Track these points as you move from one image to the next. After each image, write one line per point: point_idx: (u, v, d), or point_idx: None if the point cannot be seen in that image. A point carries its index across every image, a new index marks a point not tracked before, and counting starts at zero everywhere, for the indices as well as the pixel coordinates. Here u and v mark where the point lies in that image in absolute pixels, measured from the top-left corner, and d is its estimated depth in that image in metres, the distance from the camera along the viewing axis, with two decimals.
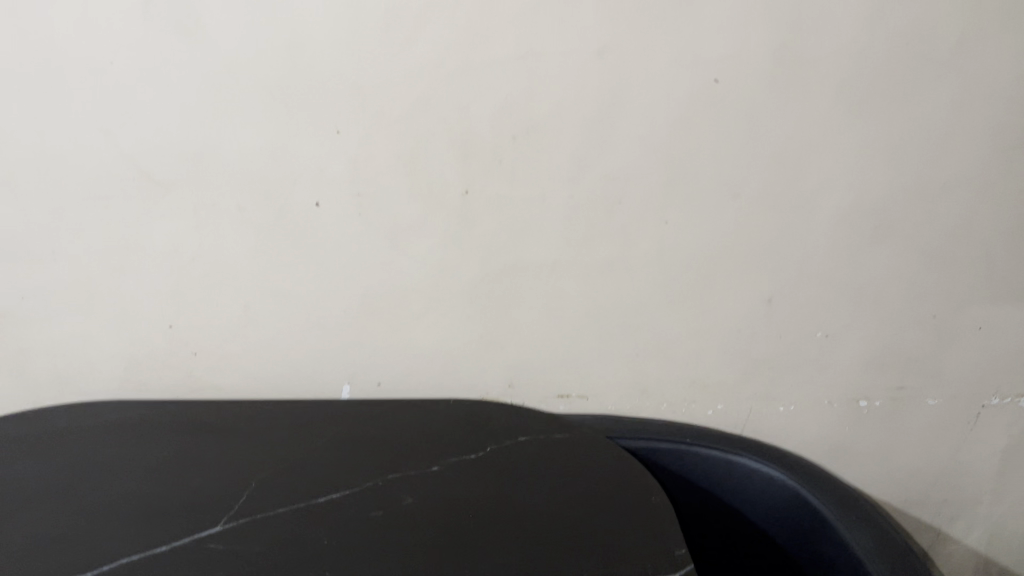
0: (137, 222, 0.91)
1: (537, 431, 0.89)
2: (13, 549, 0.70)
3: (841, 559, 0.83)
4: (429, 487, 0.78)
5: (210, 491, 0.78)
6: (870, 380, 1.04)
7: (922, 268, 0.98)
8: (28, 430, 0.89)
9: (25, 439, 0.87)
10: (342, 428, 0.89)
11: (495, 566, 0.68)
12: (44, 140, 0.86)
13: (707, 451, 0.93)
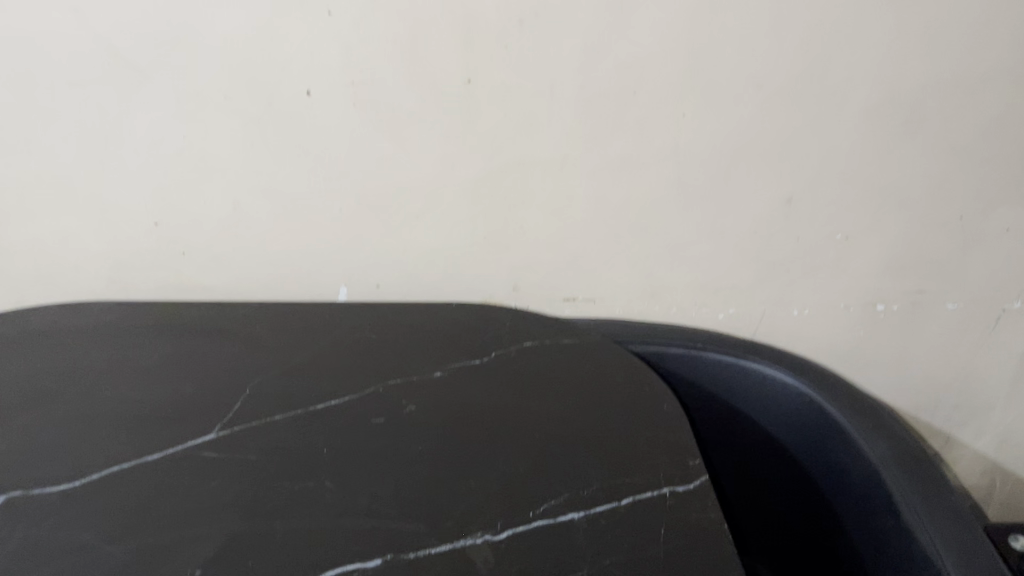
0: (114, 110, 0.84)
1: (542, 336, 0.85)
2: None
3: (854, 468, 0.80)
4: (432, 395, 0.75)
5: (203, 396, 0.74)
6: (889, 284, 1.00)
7: (953, 167, 0.92)
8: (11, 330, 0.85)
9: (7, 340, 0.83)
10: (339, 332, 0.85)
11: (501, 477, 0.65)
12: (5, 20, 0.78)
13: (718, 356, 0.89)
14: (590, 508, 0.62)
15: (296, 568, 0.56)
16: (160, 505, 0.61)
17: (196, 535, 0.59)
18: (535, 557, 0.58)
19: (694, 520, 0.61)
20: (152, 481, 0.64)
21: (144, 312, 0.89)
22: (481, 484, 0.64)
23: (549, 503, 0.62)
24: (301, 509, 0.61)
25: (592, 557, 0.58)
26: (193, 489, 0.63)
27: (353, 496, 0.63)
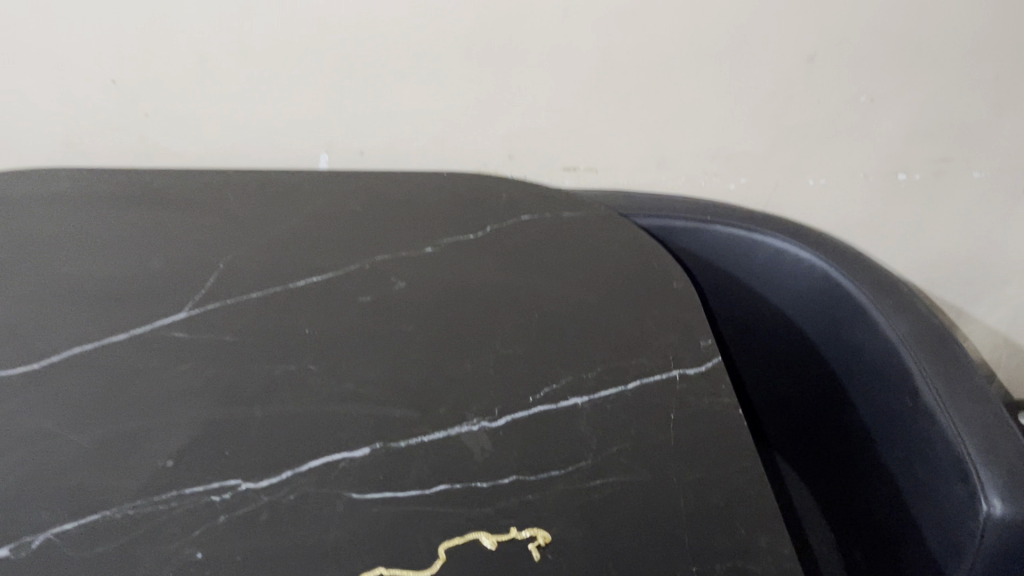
0: None
1: (542, 207, 0.78)
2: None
3: (869, 347, 0.75)
4: (423, 270, 0.69)
5: (173, 270, 0.68)
6: (914, 151, 0.93)
7: (997, 19, 0.82)
8: None
9: None
10: (320, 200, 0.78)
11: (498, 361, 0.60)
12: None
13: (726, 228, 0.84)
14: (594, 393, 0.57)
15: (277, 460, 0.52)
16: (128, 390, 0.56)
17: (167, 424, 0.54)
18: (534, 445, 0.53)
19: (706, 406, 0.56)
20: (118, 365, 0.58)
21: (102, 174, 0.80)
22: (476, 368, 0.59)
23: (549, 388, 0.58)
24: (281, 395, 0.57)
25: (597, 445, 0.54)
26: (162, 373, 0.58)
27: (338, 381, 0.58)
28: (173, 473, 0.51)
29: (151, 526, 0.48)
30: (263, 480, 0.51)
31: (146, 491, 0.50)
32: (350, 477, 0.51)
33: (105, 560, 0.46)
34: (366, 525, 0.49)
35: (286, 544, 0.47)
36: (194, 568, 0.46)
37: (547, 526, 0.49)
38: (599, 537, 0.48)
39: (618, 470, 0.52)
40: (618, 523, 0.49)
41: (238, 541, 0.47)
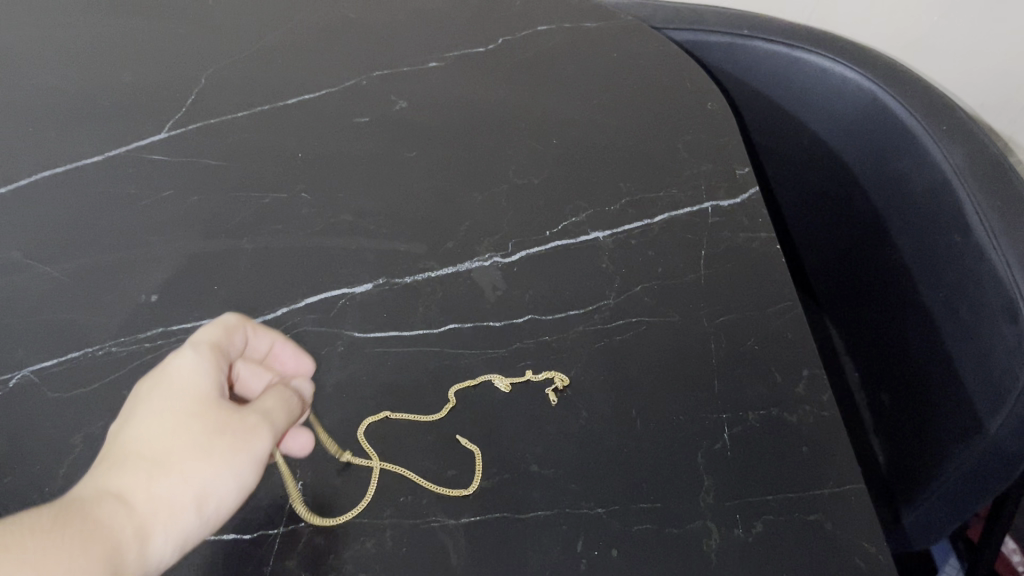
0: None
1: (561, 17, 0.69)
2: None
3: (918, 177, 0.68)
4: (429, 87, 0.62)
5: (148, 86, 0.60)
6: None
7: None
8: None
9: None
10: (307, 6, 0.68)
11: (511, 191, 0.54)
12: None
13: (763, 43, 0.77)
14: (618, 227, 0.52)
15: (271, 296, 0.48)
16: (103, 219, 0.51)
17: (149, 256, 0.49)
18: (553, 283, 0.49)
19: (741, 241, 0.51)
20: (90, 191, 0.53)
21: None
22: (487, 198, 0.54)
23: (569, 220, 0.52)
24: (273, 226, 0.51)
25: (621, 284, 0.49)
26: (138, 201, 0.52)
27: (334, 211, 0.52)
28: (156, 310, 0.47)
29: (136, 365, 0.44)
30: (256, 317, 0.47)
31: (128, 328, 0.46)
32: (352, 314, 0.47)
33: (88, 401, 0.43)
34: (368, 367, 0.45)
35: None
36: None
37: (565, 370, 0.45)
38: (621, 382, 0.44)
39: (642, 310, 0.48)
40: (644, 367, 0.45)
41: None
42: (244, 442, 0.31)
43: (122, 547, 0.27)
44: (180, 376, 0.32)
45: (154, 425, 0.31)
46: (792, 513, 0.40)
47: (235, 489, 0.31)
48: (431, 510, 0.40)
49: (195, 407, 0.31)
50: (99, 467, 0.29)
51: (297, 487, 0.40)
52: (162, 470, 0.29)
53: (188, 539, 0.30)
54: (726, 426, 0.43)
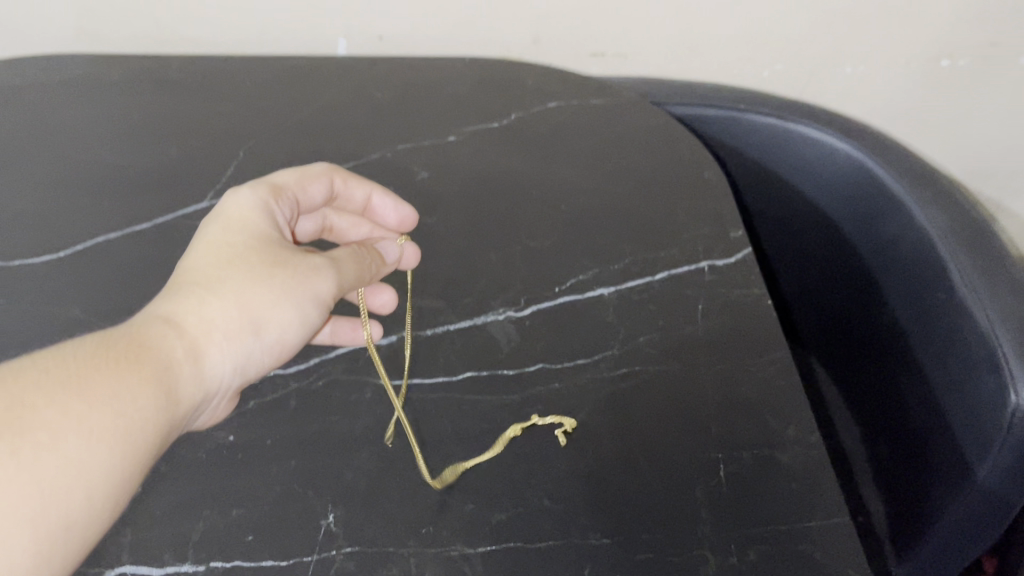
0: None
1: (568, 94, 0.75)
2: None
3: (905, 240, 0.73)
4: (448, 159, 0.67)
5: (193, 159, 0.66)
6: (960, 38, 0.88)
7: None
8: None
9: None
10: (337, 87, 0.74)
11: (524, 251, 0.59)
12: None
13: (758, 117, 0.82)
14: (621, 284, 0.56)
15: (304, 348, 0.52)
16: (152, 280, 0.56)
17: None
18: (562, 335, 0.53)
19: (735, 296, 0.56)
20: (141, 255, 0.58)
21: (108, 61, 0.76)
22: (501, 258, 0.58)
23: (576, 278, 0.57)
24: None
25: (624, 336, 0.53)
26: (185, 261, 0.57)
27: None
28: None
29: None
30: (292, 366, 0.51)
31: None
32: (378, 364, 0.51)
33: None
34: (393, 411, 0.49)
35: (314, 428, 0.48)
36: (227, 450, 0.47)
37: (574, 414, 0.49)
38: (625, 425, 0.48)
39: (644, 360, 0.52)
40: (646, 411, 0.49)
41: (267, 424, 0.48)
42: (309, 266, 0.48)
43: (179, 359, 0.42)
44: (237, 224, 0.48)
45: (210, 267, 0.45)
46: (783, 542, 0.43)
47: (293, 310, 0.46)
48: (452, 540, 0.43)
49: (253, 239, 0.47)
50: (166, 296, 0.44)
51: (329, 518, 0.44)
52: (214, 296, 0.44)
53: (250, 348, 0.45)
54: (722, 464, 0.46)
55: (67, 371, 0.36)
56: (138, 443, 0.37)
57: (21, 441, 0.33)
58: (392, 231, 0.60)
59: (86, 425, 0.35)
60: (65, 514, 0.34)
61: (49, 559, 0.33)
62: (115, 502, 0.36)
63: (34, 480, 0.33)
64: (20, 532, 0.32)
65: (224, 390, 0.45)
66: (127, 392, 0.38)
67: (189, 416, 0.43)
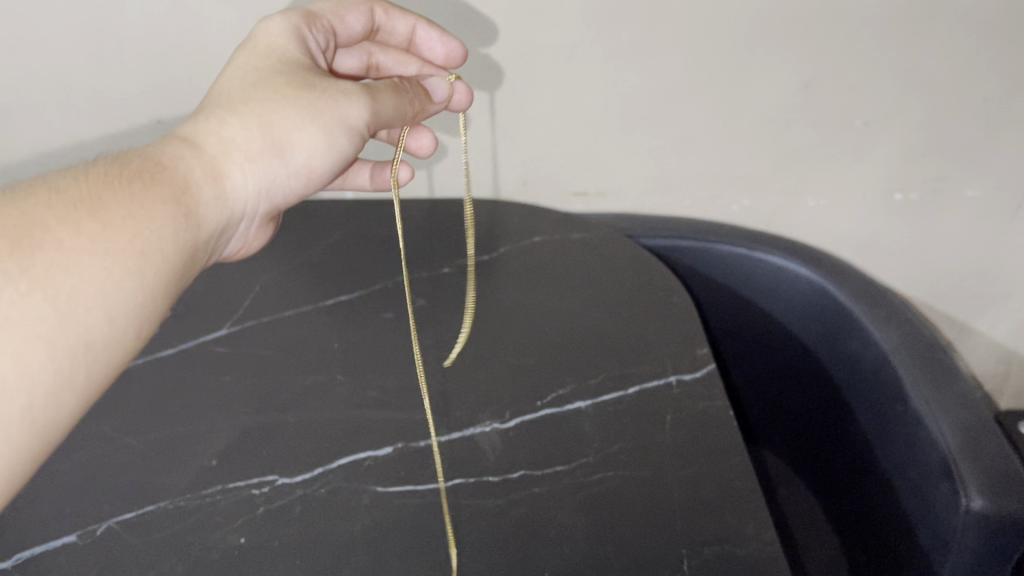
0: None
1: (552, 230, 0.84)
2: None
3: (865, 356, 0.79)
4: (444, 288, 0.75)
5: (215, 292, 0.74)
6: (908, 172, 0.98)
7: (980, 45, 0.87)
8: None
9: None
10: (347, 228, 0.83)
11: (510, 368, 0.65)
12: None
13: (726, 247, 0.89)
14: (597, 398, 0.62)
15: (309, 458, 0.58)
16: (175, 399, 0.62)
17: (212, 427, 0.60)
18: (543, 445, 0.59)
19: (699, 408, 0.61)
20: (167, 376, 0.64)
21: None
22: (489, 375, 0.65)
23: (556, 393, 0.63)
24: (314, 401, 0.62)
25: (599, 445, 0.59)
26: (205, 382, 0.64)
27: (363, 388, 0.64)
28: (217, 470, 0.57)
29: (199, 515, 0.54)
30: (298, 474, 0.57)
31: (193, 486, 0.56)
32: (375, 472, 0.57)
33: (160, 546, 0.52)
34: (388, 515, 0.54)
35: (316, 530, 0.53)
36: (238, 550, 0.52)
37: (552, 514, 0.54)
38: (597, 525, 0.53)
39: (617, 466, 0.57)
40: (617, 511, 0.54)
41: (275, 526, 0.53)
42: (337, 92, 0.58)
43: (200, 179, 0.52)
44: (269, 51, 0.60)
45: (240, 94, 0.56)
46: None
47: (318, 133, 0.57)
48: None
49: (276, 68, 0.58)
50: (200, 118, 0.55)
51: None
52: (236, 118, 0.55)
53: (275, 166, 0.56)
54: (685, 559, 0.51)
55: (83, 198, 0.44)
56: (152, 264, 0.45)
57: (35, 262, 0.40)
58: (436, 66, 0.74)
59: (99, 245, 0.42)
60: (85, 331, 0.41)
61: (71, 372, 0.40)
62: (131, 319, 0.43)
63: (48, 296, 0.39)
64: (38, 351, 0.38)
65: (254, 204, 0.57)
66: (140, 214, 0.46)
67: (223, 222, 0.54)
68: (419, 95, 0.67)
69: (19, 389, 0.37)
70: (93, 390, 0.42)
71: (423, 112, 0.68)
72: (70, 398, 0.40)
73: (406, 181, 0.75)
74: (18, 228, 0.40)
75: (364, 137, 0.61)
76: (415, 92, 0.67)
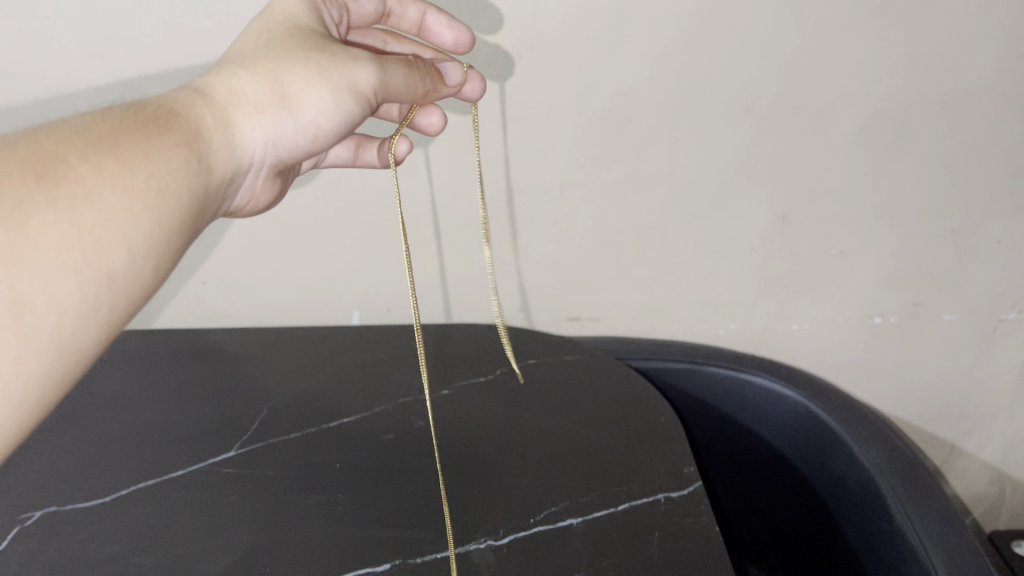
0: None
1: (546, 353, 0.88)
2: (20, 482, 0.69)
3: (850, 474, 0.82)
4: (442, 409, 0.78)
5: (224, 416, 0.77)
6: (886, 297, 1.03)
7: (941, 180, 0.94)
8: None
9: None
10: (351, 355, 0.88)
11: (504, 486, 0.68)
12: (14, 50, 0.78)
13: (714, 369, 0.93)
14: (587, 514, 0.65)
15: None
16: (183, 520, 0.65)
17: (218, 545, 0.62)
18: (534, 561, 0.61)
19: (686, 523, 0.64)
20: (176, 497, 0.67)
21: (157, 338, 0.89)
22: (484, 493, 0.68)
23: (548, 510, 0.66)
24: (316, 521, 0.65)
25: (589, 559, 0.61)
26: (214, 501, 0.67)
27: (363, 506, 0.66)
28: None
29: None
30: None
31: None
32: None
33: None
34: None
35: None
36: None
37: None
38: None
39: None
40: None
41: None
42: (347, 55, 0.58)
43: (209, 126, 0.53)
44: (284, 17, 0.60)
45: (253, 51, 0.56)
46: None
47: (326, 90, 0.57)
48: None
49: (288, 30, 0.58)
50: (211, 74, 0.56)
51: None
52: (247, 73, 0.55)
53: (281, 121, 0.57)
54: None
55: (102, 137, 0.45)
56: (168, 203, 0.46)
57: (61, 194, 0.41)
58: (447, 48, 0.72)
59: (119, 179, 0.44)
60: (109, 265, 0.42)
61: (95, 303, 0.41)
62: (149, 257, 0.44)
63: (74, 224, 0.40)
64: (68, 276, 0.40)
65: (261, 156, 0.58)
66: (155, 152, 0.47)
67: (229, 172, 0.55)
68: (434, 78, 0.67)
69: (48, 312, 0.39)
70: (116, 324, 0.43)
71: (434, 94, 0.68)
72: (95, 328, 0.41)
73: (405, 154, 0.72)
74: (45, 161, 0.41)
75: (371, 105, 0.61)
76: (429, 72, 0.67)
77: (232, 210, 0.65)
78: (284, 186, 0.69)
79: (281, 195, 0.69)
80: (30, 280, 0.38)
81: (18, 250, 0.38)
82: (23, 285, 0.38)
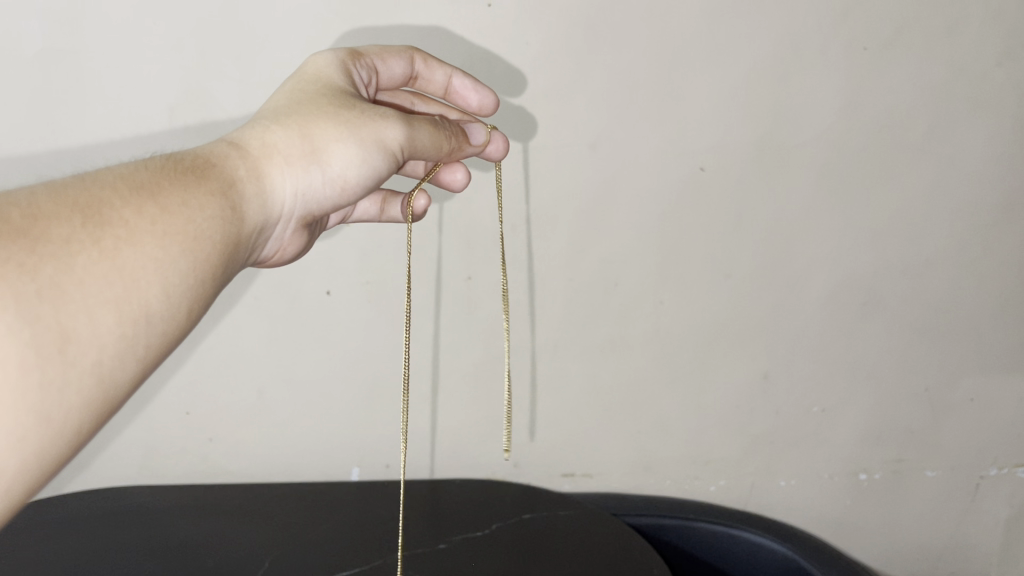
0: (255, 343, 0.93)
1: (542, 506, 0.90)
2: None
3: None
4: (440, 562, 0.80)
5: (225, 570, 0.78)
6: (869, 454, 1.07)
7: (910, 341, 1.00)
8: (36, 505, 0.87)
9: (32, 516, 0.85)
10: (350, 510, 0.90)
11: None
12: (39, 141, 0.78)
13: (705, 524, 0.96)
14: None
15: None
16: None
17: None
18: None
19: None
20: None
21: (161, 493, 0.91)
22: None
23: None
24: None
25: None
26: None
27: None
28: None
29: None
30: None
31: None
32: None
33: None
34: None
35: None
36: None
37: None
38: None
39: None
40: None
41: None
42: (376, 112, 0.57)
43: (242, 177, 0.52)
44: (316, 74, 0.60)
45: (285, 108, 0.56)
46: None
47: (354, 145, 0.56)
48: None
49: (320, 88, 0.58)
50: (245, 128, 0.56)
51: None
52: (281, 127, 0.55)
53: (312, 174, 0.55)
54: None
55: (145, 183, 0.46)
56: (203, 247, 0.46)
57: (104, 235, 0.41)
58: (471, 109, 0.72)
59: (160, 224, 0.44)
60: (145, 302, 0.42)
61: (134, 338, 0.41)
62: (184, 298, 0.44)
63: (115, 265, 0.41)
64: (108, 311, 0.40)
65: (289, 208, 0.56)
66: (194, 198, 0.47)
67: (259, 227, 0.54)
68: (460, 138, 0.67)
69: (90, 345, 0.39)
70: (152, 361, 0.43)
71: (458, 152, 0.68)
72: (133, 363, 0.41)
73: (424, 210, 0.74)
74: (90, 205, 0.42)
75: (399, 162, 0.60)
76: (456, 133, 0.67)
77: (259, 260, 0.62)
78: (311, 240, 0.66)
79: (309, 248, 0.66)
80: (75, 313, 0.38)
81: (64, 286, 0.38)
82: (69, 318, 0.38)
